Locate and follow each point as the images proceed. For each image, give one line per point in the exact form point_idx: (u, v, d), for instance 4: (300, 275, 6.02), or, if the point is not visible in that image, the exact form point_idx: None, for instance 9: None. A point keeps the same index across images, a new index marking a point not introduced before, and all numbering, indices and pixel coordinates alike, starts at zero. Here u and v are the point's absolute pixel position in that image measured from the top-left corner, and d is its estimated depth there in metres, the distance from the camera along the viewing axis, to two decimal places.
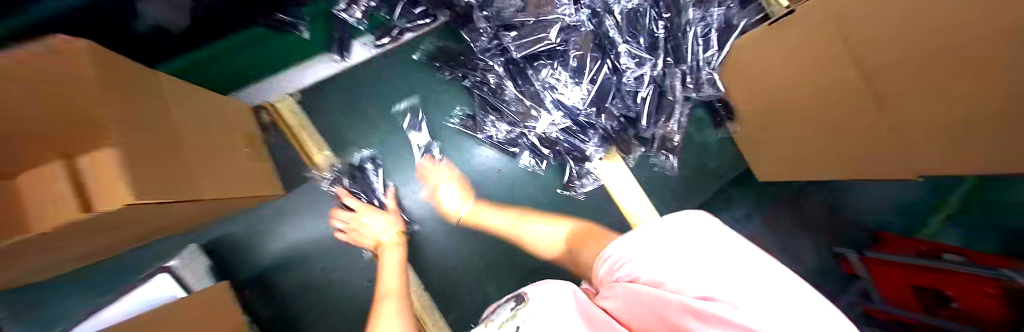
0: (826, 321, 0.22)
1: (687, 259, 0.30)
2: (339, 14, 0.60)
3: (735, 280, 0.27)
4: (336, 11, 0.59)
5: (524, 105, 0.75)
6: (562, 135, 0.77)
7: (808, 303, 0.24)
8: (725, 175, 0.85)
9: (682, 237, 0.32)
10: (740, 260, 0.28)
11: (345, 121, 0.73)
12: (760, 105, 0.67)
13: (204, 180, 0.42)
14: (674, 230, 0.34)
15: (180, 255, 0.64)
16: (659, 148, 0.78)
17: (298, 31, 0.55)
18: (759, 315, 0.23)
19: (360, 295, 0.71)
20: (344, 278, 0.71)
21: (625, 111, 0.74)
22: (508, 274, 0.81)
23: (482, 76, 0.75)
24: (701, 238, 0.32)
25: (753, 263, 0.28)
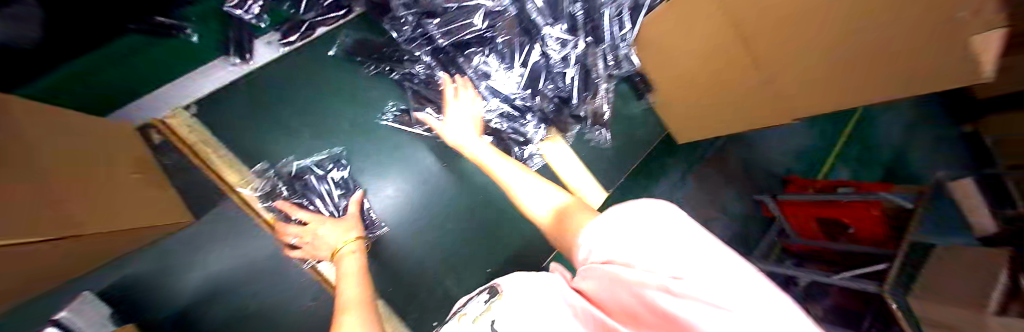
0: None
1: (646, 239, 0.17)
2: (231, 11, 0.51)
3: (693, 250, 0.14)
4: (227, 8, 0.51)
5: (460, 99, 0.67)
6: (502, 122, 0.71)
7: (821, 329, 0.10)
8: (646, 141, 0.94)
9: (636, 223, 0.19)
10: (692, 229, 0.16)
11: (249, 131, 0.59)
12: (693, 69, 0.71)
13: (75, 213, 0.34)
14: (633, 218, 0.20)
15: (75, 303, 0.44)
16: (591, 123, 0.80)
17: (183, 34, 0.48)
18: (769, 325, 0.09)
19: (318, 315, 0.58)
20: (294, 297, 0.58)
21: (558, 92, 0.73)
22: (470, 271, 0.72)
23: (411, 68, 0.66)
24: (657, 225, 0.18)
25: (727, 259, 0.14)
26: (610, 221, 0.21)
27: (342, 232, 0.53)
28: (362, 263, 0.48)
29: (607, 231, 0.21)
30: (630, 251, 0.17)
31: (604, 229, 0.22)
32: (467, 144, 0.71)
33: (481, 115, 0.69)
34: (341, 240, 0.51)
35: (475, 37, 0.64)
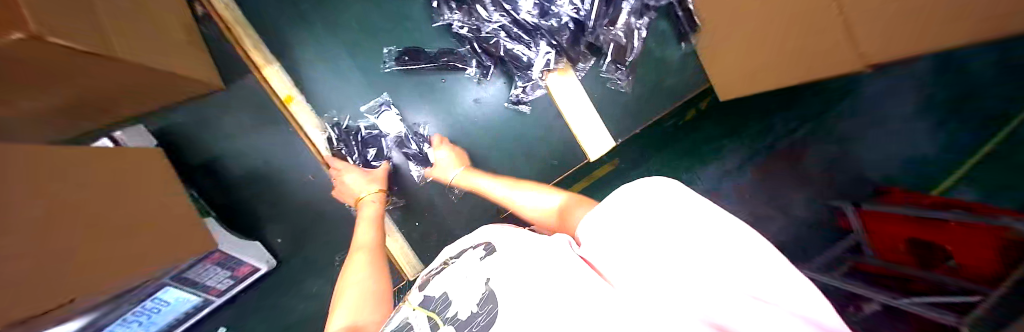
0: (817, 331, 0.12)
1: (658, 233, 0.15)
2: None
3: (749, 279, 0.13)
4: None
5: (467, 9, 0.66)
6: (505, 39, 0.67)
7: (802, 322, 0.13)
8: (679, 94, 0.80)
9: (656, 207, 0.17)
10: (741, 237, 0.15)
11: (277, 25, 0.64)
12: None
13: (125, 42, 0.41)
14: (649, 199, 0.18)
15: (127, 129, 0.55)
16: (612, 60, 0.72)
17: None
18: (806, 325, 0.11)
19: (311, 192, 0.65)
20: (291, 170, 0.64)
21: (574, 11, 0.65)
22: (461, 197, 0.72)
23: None
24: (679, 209, 0.16)
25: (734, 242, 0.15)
26: (639, 206, 0.17)
27: (368, 181, 0.60)
28: (379, 212, 0.56)
29: (619, 223, 0.18)
30: (633, 230, 0.16)
31: (619, 212, 0.18)
32: (470, 64, 0.70)
33: (484, 29, 0.67)
34: (366, 190, 0.58)
35: None
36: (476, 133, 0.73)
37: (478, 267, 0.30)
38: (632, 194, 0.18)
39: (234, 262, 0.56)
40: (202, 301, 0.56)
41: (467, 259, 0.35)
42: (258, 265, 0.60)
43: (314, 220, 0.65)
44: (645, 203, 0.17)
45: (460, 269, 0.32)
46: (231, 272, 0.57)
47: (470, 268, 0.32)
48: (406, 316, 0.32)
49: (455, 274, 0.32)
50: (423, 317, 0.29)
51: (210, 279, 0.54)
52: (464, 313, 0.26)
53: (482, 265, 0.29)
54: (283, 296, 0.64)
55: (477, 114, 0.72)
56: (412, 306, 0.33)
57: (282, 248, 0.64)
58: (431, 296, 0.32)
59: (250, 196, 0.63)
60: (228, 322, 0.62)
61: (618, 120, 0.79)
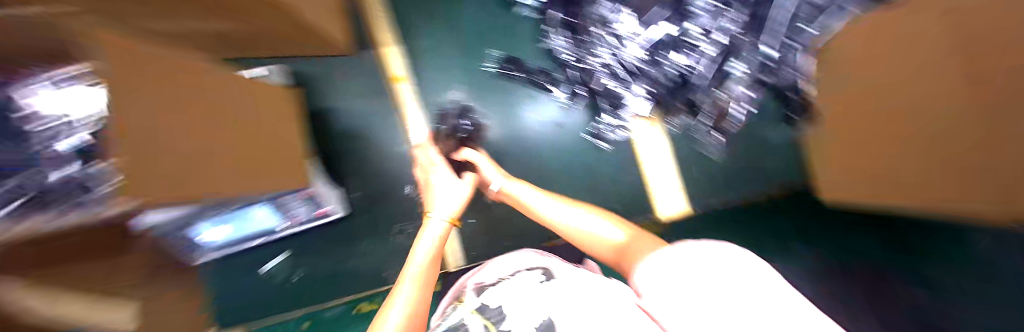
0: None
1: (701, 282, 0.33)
2: None
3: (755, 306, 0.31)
4: None
5: (573, 38, 0.67)
6: (605, 75, 0.66)
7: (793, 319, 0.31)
8: (774, 177, 0.72)
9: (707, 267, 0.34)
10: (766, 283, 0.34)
11: (412, 15, 0.73)
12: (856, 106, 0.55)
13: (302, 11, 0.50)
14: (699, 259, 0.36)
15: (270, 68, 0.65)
16: (710, 123, 0.67)
17: None
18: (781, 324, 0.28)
19: (390, 165, 0.71)
20: (381, 139, 0.72)
21: (682, 69, 0.62)
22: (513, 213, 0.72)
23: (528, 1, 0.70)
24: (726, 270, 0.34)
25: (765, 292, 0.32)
26: (686, 262, 0.36)
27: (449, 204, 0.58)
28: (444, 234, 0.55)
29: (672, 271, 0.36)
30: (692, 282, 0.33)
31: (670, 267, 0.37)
32: (561, 88, 0.72)
33: (585, 61, 0.67)
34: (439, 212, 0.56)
35: None
36: (545, 153, 0.73)
37: (538, 297, 0.36)
38: (682, 252, 0.38)
39: (317, 201, 0.64)
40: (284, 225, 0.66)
41: (524, 278, 0.41)
42: (334, 209, 0.68)
43: (388, 189, 0.72)
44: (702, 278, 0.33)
45: (520, 286, 0.39)
46: (314, 209, 0.66)
47: (529, 287, 0.38)
48: (463, 316, 0.38)
49: (514, 291, 0.38)
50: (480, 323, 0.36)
51: (296, 209, 0.64)
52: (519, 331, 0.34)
53: (542, 296, 0.36)
54: (344, 245, 0.72)
55: (554, 137, 0.73)
56: (468, 310, 0.39)
57: (355, 203, 0.72)
58: (486, 305, 0.38)
59: (344, 150, 0.71)
60: (294, 250, 0.71)
61: (699, 186, 0.72)
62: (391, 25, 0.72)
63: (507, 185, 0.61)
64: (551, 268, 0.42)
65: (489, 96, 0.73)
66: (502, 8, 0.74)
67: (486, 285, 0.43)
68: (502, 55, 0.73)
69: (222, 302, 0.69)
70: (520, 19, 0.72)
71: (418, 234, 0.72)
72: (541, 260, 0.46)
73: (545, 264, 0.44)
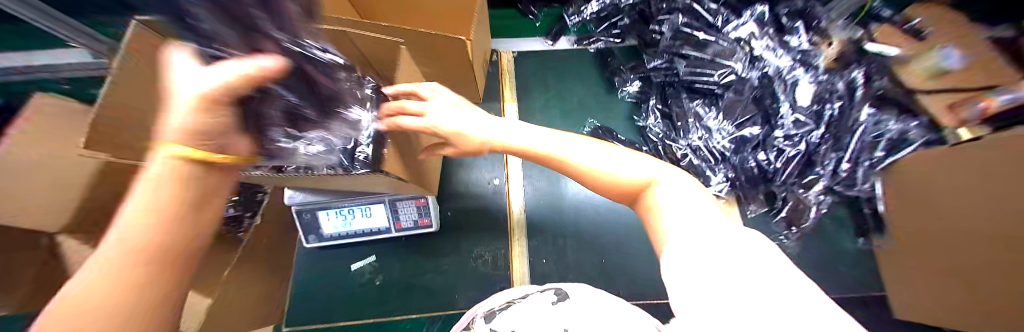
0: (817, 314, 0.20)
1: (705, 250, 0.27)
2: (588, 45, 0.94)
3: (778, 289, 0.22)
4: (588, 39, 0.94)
5: (668, 123, 0.80)
6: (693, 155, 0.76)
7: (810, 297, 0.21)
8: (857, 287, 0.71)
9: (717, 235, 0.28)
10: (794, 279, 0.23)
11: (531, 79, 0.91)
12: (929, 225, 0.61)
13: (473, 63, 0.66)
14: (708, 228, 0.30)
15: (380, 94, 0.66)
16: (786, 217, 0.72)
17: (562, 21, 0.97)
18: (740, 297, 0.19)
19: (483, 196, 0.81)
20: (479, 173, 0.84)
21: (764, 163, 0.72)
22: (586, 262, 0.75)
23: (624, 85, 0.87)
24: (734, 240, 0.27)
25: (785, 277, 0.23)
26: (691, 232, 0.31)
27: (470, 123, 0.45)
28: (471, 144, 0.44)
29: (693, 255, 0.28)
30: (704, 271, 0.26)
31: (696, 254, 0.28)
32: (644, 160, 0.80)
33: (676, 140, 0.78)
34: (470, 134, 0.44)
35: (705, 88, 0.79)
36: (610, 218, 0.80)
37: (549, 317, 0.33)
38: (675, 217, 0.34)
39: (424, 211, 0.71)
40: (386, 228, 0.72)
41: (536, 299, 0.38)
42: (433, 224, 0.73)
43: (477, 217, 0.79)
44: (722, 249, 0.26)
45: (534, 306, 0.36)
46: (417, 218, 0.72)
47: (544, 307, 0.35)
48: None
49: (523, 311, 0.36)
50: None
51: (403, 214, 0.70)
52: None
53: (554, 315, 0.33)
54: (422, 259, 0.74)
55: None
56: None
57: (447, 220, 0.78)
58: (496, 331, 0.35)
59: (452, 174, 0.83)
60: (379, 255, 0.74)
61: None
62: (512, 84, 0.90)
63: (498, 134, 0.43)
64: (563, 290, 0.40)
65: None
66: (603, 88, 0.90)
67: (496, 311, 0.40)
68: (595, 126, 0.85)
69: (306, 289, 0.71)
70: (620, 98, 0.88)
71: (495, 264, 0.74)
72: (551, 284, 0.44)
73: (556, 286, 0.42)
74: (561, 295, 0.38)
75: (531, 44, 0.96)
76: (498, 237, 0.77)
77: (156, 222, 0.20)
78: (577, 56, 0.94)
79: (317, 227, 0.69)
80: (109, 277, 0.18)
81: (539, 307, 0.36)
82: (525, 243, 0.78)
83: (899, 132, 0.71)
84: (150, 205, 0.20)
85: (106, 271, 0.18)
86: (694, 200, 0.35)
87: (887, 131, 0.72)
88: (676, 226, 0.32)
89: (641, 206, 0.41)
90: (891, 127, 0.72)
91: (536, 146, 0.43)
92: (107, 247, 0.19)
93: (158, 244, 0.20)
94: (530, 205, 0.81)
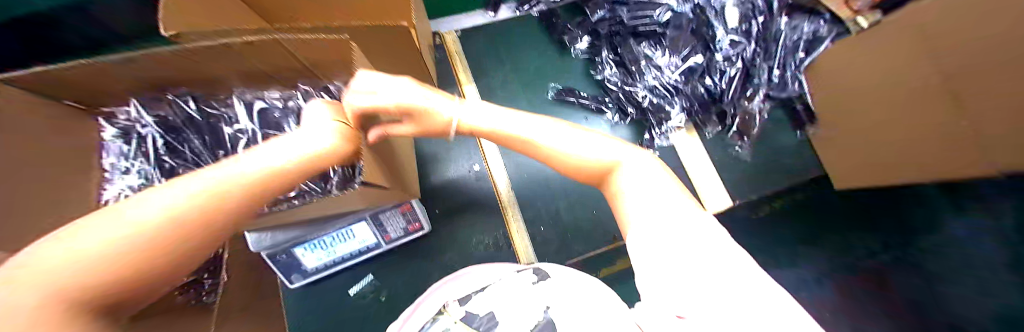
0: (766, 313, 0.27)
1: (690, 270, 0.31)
2: (530, 9, 0.92)
3: (738, 299, 0.28)
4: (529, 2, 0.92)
5: (623, 70, 0.84)
6: (650, 94, 0.81)
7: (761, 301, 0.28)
8: (798, 174, 0.85)
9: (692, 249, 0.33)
10: (752, 286, 0.29)
11: (483, 56, 0.88)
12: (845, 106, 0.72)
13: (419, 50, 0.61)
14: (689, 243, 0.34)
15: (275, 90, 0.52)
16: (737, 130, 0.81)
17: None
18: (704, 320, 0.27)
19: (467, 182, 0.79)
20: (459, 161, 0.81)
21: (711, 87, 0.79)
22: (582, 218, 0.80)
23: (573, 43, 0.88)
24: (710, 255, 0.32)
25: (736, 278, 0.30)
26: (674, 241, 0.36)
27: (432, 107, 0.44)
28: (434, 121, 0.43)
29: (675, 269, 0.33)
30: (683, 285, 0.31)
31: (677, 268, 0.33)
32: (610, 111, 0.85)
33: (634, 84, 0.83)
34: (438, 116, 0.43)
35: (649, 29, 0.83)
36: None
37: (531, 295, 0.41)
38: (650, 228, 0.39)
39: (412, 216, 0.67)
40: (376, 244, 0.67)
41: (518, 279, 0.45)
42: (424, 225, 0.70)
43: (466, 207, 0.77)
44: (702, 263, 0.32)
45: (517, 287, 0.43)
46: (406, 225, 0.68)
47: (527, 288, 0.43)
48: (447, 326, 0.40)
49: (502, 294, 0.43)
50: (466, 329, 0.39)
51: (390, 226, 0.66)
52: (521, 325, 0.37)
53: (537, 293, 0.41)
54: (423, 263, 0.72)
55: None
56: (452, 320, 0.41)
57: (436, 219, 0.76)
58: (472, 314, 0.41)
59: (429, 171, 0.79)
60: (376, 272, 0.70)
61: (738, 181, 0.83)
62: (466, 65, 0.87)
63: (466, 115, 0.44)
64: (542, 268, 0.48)
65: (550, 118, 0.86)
66: (556, 50, 0.90)
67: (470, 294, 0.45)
68: (558, 87, 0.86)
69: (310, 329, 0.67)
70: (575, 56, 0.89)
71: (497, 245, 0.75)
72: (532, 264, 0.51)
73: (535, 265, 0.49)
74: (542, 276, 0.45)
75: (473, 19, 0.92)
76: (493, 219, 0.77)
77: (200, 225, 0.21)
78: (522, 23, 0.92)
79: (298, 264, 0.62)
80: (109, 257, 0.16)
81: (526, 289, 0.42)
82: (521, 217, 0.79)
83: (812, 31, 0.82)
84: (196, 209, 0.21)
85: (153, 226, 0.19)
86: (653, 178, 0.42)
87: (803, 32, 0.82)
88: (639, 204, 0.40)
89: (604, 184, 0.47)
90: (804, 28, 0.82)
91: (512, 134, 0.44)
92: (113, 224, 0.17)
93: (179, 238, 0.20)
94: (515, 183, 0.81)
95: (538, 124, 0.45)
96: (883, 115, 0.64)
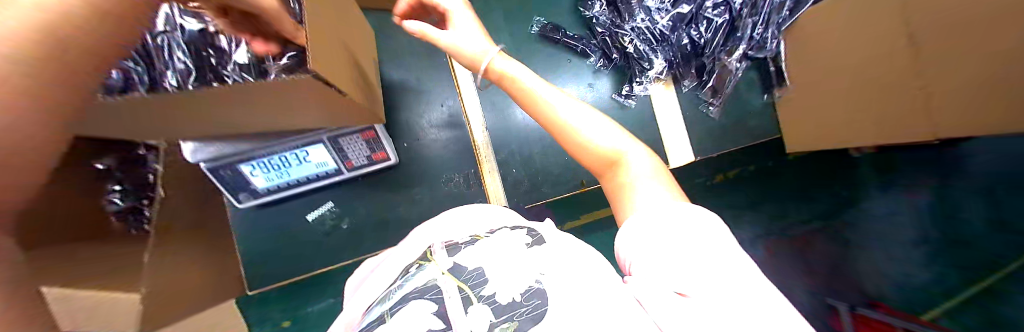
0: (755, 306, 0.27)
1: (688, 258, 0.31)
2: None
3: (726, 284, 0.29)
4: None
5: (612, 10, 0.79)
6: (636, 39, 0.78)
7: (753, 295, 0.29)
8: (757, 136, 0.91)
9: (687, 239, 0.33)
10: (741, 276, 0.31)
11: None
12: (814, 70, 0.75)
13: None
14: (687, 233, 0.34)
15: None
16: (712, 86, 0.82)
17: None
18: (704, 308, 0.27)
19: (438, 116, 0.74)
20: (430, 93, 0.74)
21: (696, 37, 0.77)
22: (554, 161, 0.79)
23: None
24: (704, 244, 0.33)
25: (734, 271, 0.31)
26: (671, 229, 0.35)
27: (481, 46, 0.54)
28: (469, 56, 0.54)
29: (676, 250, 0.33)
30: (683, 272, 0.30)
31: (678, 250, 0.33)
32: (594, 55, 0.82)
33: (622, 26, 0.79)
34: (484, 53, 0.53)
35: None
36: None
37: (525, 261, 0.33)
38: (655, 217, 0.37)
39: (375, 145, 0.63)
40: (336, 171, 0.63)
41: (507, 238, 0.39)
42: (391, 155, 0.66)
43: (437, 141, 0.73)
44: (695, 252, 0.32)
45: (505, 247, 0.36)
46: (370, 153, 0.63)
47: (517, 251, 0.35)
48: (434, 278, 0.34)
49: (493, 252, 0.36)
50: (452, 283, 0.33)
51: (351, 151, 0.61)
52: (503, 297, 0.30)
53: (531, 259, 0.33)
54: (390, 195, 0.69)
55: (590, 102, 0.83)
56: (440, 271, 0.35)
57: (402, 152, 0.71)
58: (462, 266, 0.35)
59: (396, 100, 0.72)
60: (337, 200, 0.67)
61: (703, 138, 0.87)
62: None
63: (495, 59, 0.52)
64: (537, 230, 0.41)
65: (531, 55, 0.80)
66: None
67: (459, 246, 0.39)
68: (543, 23, 0.80)
69: (268, 250, 0.65)
70: None
71: (467, 183, 0.74)
72: (519, 224, 0.44)
73: (532, 227, 0.42)
74: (538, 240, 0.38)
75: None
76: (465, 158, 0.75)
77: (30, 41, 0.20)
78: None
79: (247, 183, 0.57)
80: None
81: (517, 252, 0.35)
82: (493, 156, 0.76)
83: None
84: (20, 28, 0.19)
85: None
86: (651, 173, 0.45)
87: None
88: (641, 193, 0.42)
89: (609, 176, 0.49)
90: None
91: (541, 95, 0.49)
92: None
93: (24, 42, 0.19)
94: (491, 125, 0.76)
95: (552, 91, 0.50)
96: (838, 89, 0.70)
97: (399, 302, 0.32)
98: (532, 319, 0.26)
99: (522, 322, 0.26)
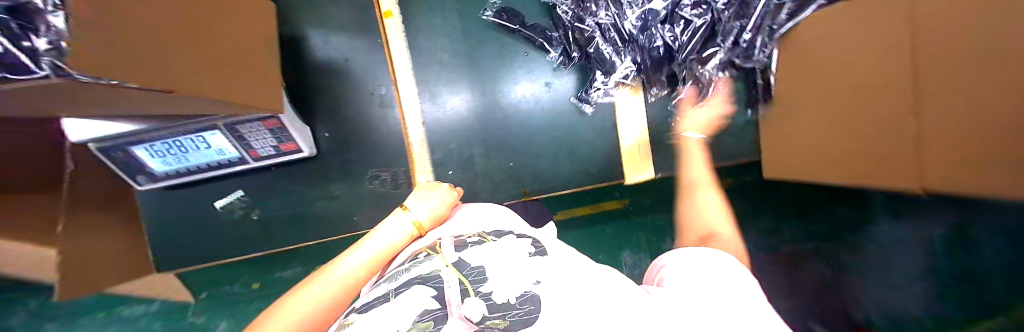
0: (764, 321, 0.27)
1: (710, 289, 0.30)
2: None
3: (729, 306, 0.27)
4: None
5: None
6: (601, 38, 0.67)
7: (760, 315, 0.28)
8: (731, 157, 0.82)
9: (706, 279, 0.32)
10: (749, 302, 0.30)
11: None
12: None
13: None
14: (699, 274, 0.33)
15: None
16: (683, 98, 0.73)
17: None
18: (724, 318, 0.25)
19: (370, 105, 0.68)
20: (360, 80, 0.68)
21: (670, 40, 0.66)
22: (498, 165, 0.74)
23: None
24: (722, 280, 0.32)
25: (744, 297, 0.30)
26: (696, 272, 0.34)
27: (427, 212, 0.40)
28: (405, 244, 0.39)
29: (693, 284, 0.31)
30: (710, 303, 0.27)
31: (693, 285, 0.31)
32: (555, 50, 0.72)
33: (586, 20, 0.67)
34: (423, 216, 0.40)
35: None
36: (514, 121, 0.74)
37: (520, 266, 0.29)
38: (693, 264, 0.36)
39: (283, 134, 0.58)
40: (240, 159, 0.59)
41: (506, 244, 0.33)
42: (302, 147, 0.62)
43: (364, 135, 0.68)
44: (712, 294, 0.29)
45: (506, 249, 0.31)
46: (277, 143, 0.59)
47: (515, 255, 0.30)
48: (439, 268, 0.29)
49: (496, 251, 0.31)
50: (454, 277, 0.28)
51: (255, 140, 0.57)
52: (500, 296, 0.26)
53: (527, 267, 0.28)
54: (309, 186, 0.66)
55: (543, 104, 0.75)
56: (445, 262, 0.30)
57: (325, 143, 0.66)
58: (464, 262, 0.30)
59: (320, 85, 0.66)
60: (248, 189, 0.64)
61: (668, 154, 0.79)
62: None
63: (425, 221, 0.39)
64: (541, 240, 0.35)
65: (481, 46, 0.71)
66: None
67: (462, 240, 0.34)
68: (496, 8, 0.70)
69: (179, 232, 0.64)
70: None
71: (395, 182, 0.69)
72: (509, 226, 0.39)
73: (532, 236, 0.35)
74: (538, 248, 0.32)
75: None
76: (394, 153, 0.69)
77: None
78: None
79: (140, 164, 0.54)
80: None
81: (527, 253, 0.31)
82: (429, 156, 0.71)
83: None
84: None
85: None
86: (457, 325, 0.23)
87: None
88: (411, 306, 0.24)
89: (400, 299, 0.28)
90: None
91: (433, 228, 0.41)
92: None
93: None
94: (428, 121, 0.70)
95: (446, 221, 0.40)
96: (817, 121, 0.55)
97: (404, 284, 0.28)
98: (523, 323, 0.23)
99: (514, 323, 0.23)
